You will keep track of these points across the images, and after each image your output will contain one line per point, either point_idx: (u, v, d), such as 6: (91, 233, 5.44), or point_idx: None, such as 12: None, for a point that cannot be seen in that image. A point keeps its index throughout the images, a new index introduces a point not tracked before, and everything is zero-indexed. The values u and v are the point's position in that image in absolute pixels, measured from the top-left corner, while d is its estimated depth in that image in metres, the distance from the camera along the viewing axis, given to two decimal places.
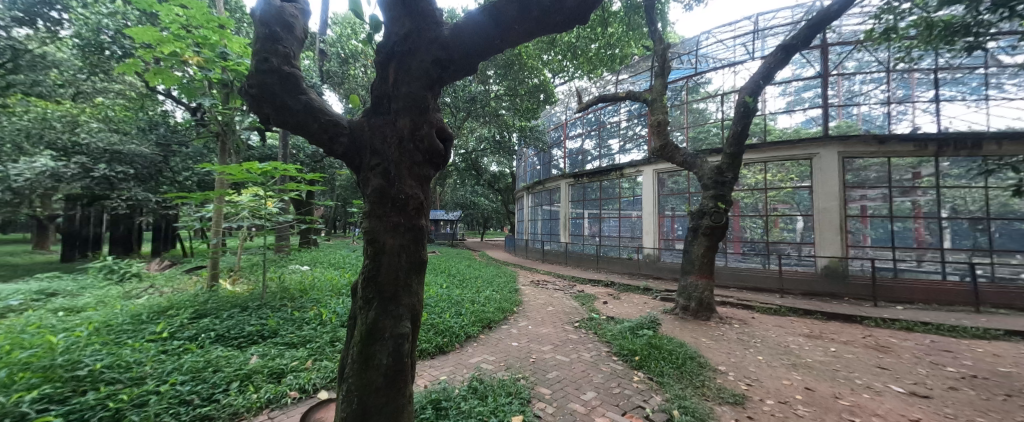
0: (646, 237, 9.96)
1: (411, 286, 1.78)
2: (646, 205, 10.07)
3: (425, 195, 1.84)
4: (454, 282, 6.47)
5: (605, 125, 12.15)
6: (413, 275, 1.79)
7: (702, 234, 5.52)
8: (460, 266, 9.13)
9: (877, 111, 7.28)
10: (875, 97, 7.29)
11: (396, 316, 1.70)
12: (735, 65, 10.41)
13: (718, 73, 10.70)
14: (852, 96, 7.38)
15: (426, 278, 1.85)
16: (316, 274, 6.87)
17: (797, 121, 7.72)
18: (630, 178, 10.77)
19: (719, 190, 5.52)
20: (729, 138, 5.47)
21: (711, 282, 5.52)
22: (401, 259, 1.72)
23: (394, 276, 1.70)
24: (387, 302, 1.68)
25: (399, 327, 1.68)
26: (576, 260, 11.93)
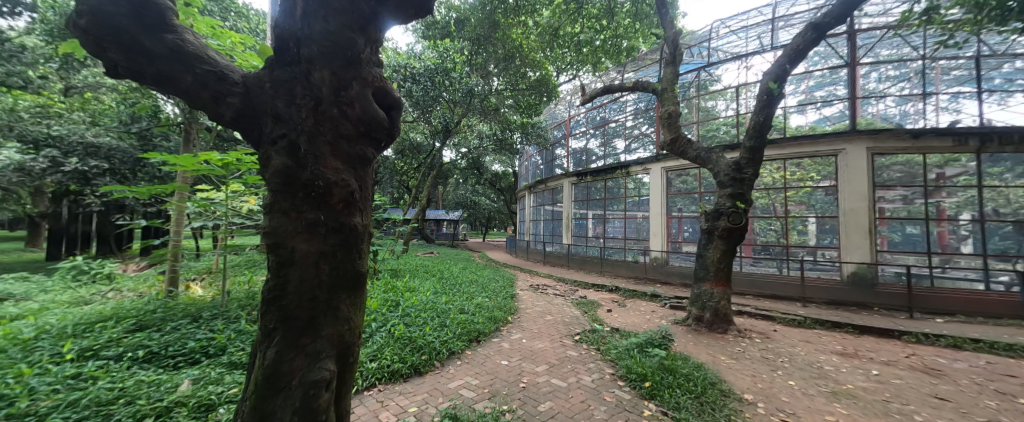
0: (652, 239, 9.37)
1: (339, 309, 1.28)
2: (653, 205, 9.47)
3: (361, 182, 1.33)
4: (445, 286, 5.94)
5: (610, 123, 11.58)
6: (340, 294, 1.28)
7: (717, 236, 4.96)
8: (455, 269, 8.61)
9: (893, 109, 6.63)
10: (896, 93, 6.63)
11: (311, 354, 1.20)
12: (748, 60, 9.75)
13: (729, 68, 10.06)
14: (869, 91, 6.75)
15: (362, 298, 1.35)
16: None
17: (810, 119, 7.18)
18: (636, 176, 10.18)
19: (736, 188, 4.98)
20: (748, 130, 4.95)
21: (728, 290, 4.96)
22: (320, 273, 1.21)
23: (309, 297, 1.20)
24: (296, 336, 1.18)
25: (314, 371, 1.19)
26: (578, 263, 11.36)
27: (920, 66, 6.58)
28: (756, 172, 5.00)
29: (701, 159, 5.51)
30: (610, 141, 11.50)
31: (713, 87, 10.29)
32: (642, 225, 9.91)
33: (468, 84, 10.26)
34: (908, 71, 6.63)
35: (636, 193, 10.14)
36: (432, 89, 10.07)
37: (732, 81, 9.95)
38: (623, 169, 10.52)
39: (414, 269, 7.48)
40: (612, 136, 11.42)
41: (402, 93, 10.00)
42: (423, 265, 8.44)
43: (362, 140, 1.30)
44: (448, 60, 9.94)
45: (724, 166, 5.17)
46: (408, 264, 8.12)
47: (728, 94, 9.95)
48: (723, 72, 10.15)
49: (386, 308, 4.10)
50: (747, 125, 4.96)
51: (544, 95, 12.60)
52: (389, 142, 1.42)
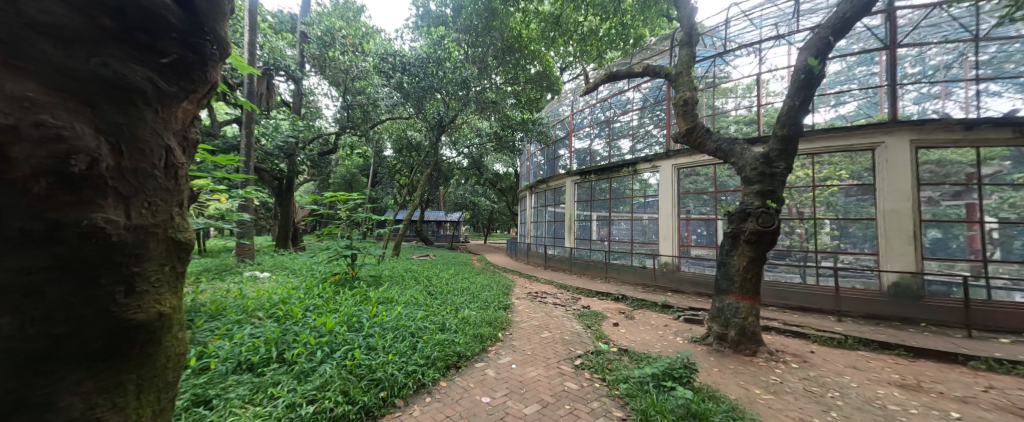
0: (661, 243, 8.62)
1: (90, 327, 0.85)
2: (663, 205, 8.69)
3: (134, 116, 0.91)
4: (429, 297, 5.21)
5: (615, 121, 10.90)
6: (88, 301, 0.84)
7: (743, 240, 4.22)
8: (446, 274, 7.88)
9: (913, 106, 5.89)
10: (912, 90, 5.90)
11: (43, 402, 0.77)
12: (764, 52, 8.92)
13: (743, 62, 9.24)
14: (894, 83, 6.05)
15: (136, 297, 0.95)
16: (266, 282, 5.74)
17: (827, 118, 6.53)
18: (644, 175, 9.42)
19: (766, 185, 4.26)
20: (780, 117, 4.20)
21: (756, 305, 4.22)
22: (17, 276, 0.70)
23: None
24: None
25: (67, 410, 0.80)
26: (581, 268, 10.62)
27: (947, 60, 5.83)
28: (789, 166, 4.27)
29: (723, 152, 4.77)
30: (615, 137, 10.77)
31: (725, 83, 9.46)
32: (650, 228, 9.14)
33: (463, 75, 9.62)
34: (931, 65, 5.91)
35: (645, 193, 9.37)
36: (424, 80, 9.42)
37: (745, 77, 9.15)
38: (630, 165, 9.75)
39: (399, 276, 6.78)
40: (618, 133, 10.70)
41: (392, 85, 9.34)
42: (412, 271, 7.74)
43: (122, 61, 0.89)
44: (441, 49, 9.31)
45: (752, 159, 4.43)
46: (395, 270, 7.42)
47: (742, 89, 9.16)
48: (735, 68, 9.36)
49: (348, 325, 3.42)
50: (778, 112, 4.24)
51: (545, 89, 11.90)
52: (184, 60, 1.05)
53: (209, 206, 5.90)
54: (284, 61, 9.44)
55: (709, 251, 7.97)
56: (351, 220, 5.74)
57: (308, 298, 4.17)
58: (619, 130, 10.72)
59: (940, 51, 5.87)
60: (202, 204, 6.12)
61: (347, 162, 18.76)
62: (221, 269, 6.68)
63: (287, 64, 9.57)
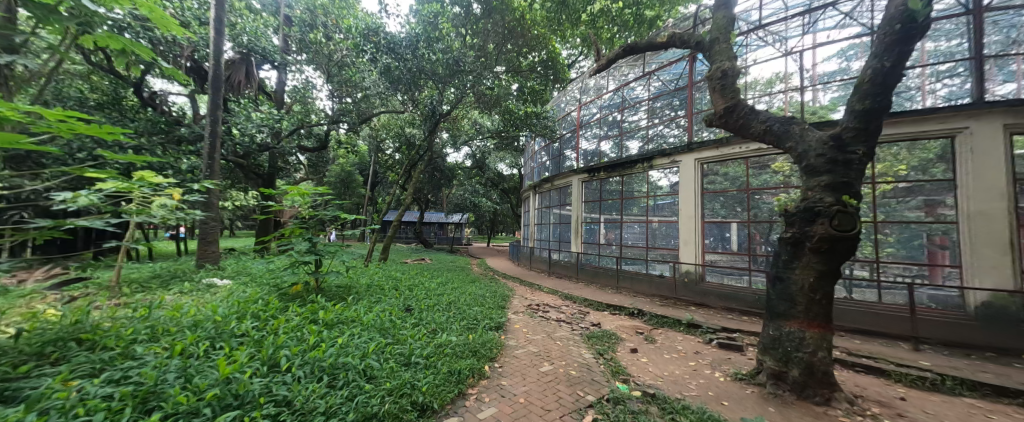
0: (682, 248, 7.52)
1: None
2: (683, 206, 7.57)
3: None
4: (400, 315, 4.21)
5: (627, 116, 9.86)
6: None
7: (810, 249, 3.17)
8: (435, 282, 6.84)
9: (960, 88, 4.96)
10: (944, 87, 5.05)
11: None
12: (789, 43, 7.48)
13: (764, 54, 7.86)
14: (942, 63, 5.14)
15: None
16: (216, 293, 4.83)
17: None
18: (658, 173, 8.36)
19: (839, 175, 3.23)
20: (861, 85, 3.18)
21: (828, 335, 3.15)
22: None
23: None
24: None
25: None
26: (589, 275, 9.56)
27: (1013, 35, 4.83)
28: (869, 151, 3.22)
29: (774, 135, 3.74)
30: (627, 133, 9.74)
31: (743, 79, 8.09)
32: (667, 231, 8.02)
33: (458, 59, 8.68)
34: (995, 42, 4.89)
35: (662, 192, 8.23)
36: (413, 65, 8.55)
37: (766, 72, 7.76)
38: (645, 160, 8.64)
39: (376, 285, 5.78)
40: (631, 129, 9.67)
41: (378, 68, 8.44)
42: (394, 278, 6.73)
43: None
44: (435, 29, 8.40)
45: (818, 141, 3.38)
46: (374, 278, 6.40)
47: (762, 84, 7.80)
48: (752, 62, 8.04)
49: (264, 367, 2.41)
50: (858, 78, 3.22)
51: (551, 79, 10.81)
52: None
53: (154, 202, 5.04)
54: (260, 44, 8.55)
55: (741, 259, 6.82)
56: (315, 220, 4.74)
57: (233, 319, 3.18)
58: (630, 126, 9.74)
59: (985, 38, 4.92)
60: (148, 200, 5.24)
61: (343, 159, 17.92)
62: (175, 276, 5.82)
63: (265, 48, 8.70)
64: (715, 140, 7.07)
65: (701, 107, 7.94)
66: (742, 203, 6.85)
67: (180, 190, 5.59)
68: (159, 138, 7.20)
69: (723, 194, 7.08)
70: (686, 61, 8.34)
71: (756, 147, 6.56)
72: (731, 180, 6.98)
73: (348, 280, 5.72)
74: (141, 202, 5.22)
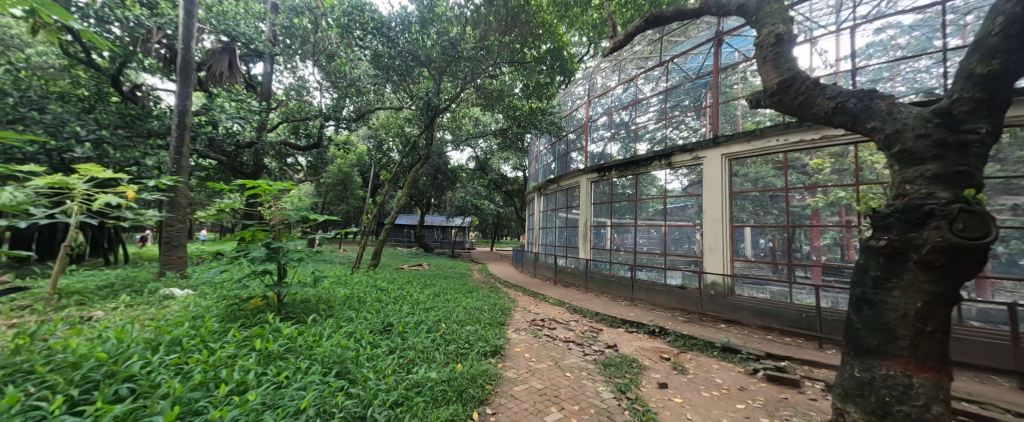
0: (707, 256, 6.60)
1: None
2: (707, 208, 6.65)
3: None
4: (373, 341, 3.43)
5: (640, 111, 9.05)
6: None
7: (916, 263, 2.30)
8: (425, 293, 6.00)
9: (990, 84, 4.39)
10: None
11: None
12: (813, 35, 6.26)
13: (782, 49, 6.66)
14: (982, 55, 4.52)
15: None
16: (161, 308, 4.09)
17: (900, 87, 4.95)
18: (664, 178, 7.76)
19: (954, 160, 2.36)
20: (987, 43, 2.34)
21: (946, 382, 2.26)
22: None
23: None
24: None
25: None
26: (599, 285, 8.68)
27: None
28: (995, 128, 2.35)
29: (848, 114, 2.90)
30: (640, 128, 8.93)
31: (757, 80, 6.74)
32: (689, 237, 7.08)
33: (456, 46, 7.95)
34: None
35: (681, 192, 7.32)
36: (407, 52, 7.93)
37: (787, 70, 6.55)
38: (662, 157, 7.71)
39: (354, 298, 4.97)
40: (644, 125, 8.86)
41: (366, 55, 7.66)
42: (380, 288, 5.93)
43: None
44: (430, 12, 7.64)
45: (916, 116, 2.53)
46: (354, 289, 5.59)
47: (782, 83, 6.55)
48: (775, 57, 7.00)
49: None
50: (980, 34, 2.41)
51: (557, 73, 9.95)
52: None
53: (97, 200, 4.36)
54: (240, 30, 7.89)
55: (778, 269, 5.87)
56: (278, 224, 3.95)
57: (137, 351, 2.40)
58: (642, 122, 8.97)
59: None
60: (93, 198, 4.55)
61: (340, 160, 17.34)
62: (131, 284, 5.15)
63: (248, 35, 8.04)
64: (745, 132, 6.11)
65: (729, 95, 7.08)
66: (779, 204, 5.92)
67: (134, 187, 4.90)
68: (127, 131, 6.57)
69: (755, 194, 6.14)
70: (711, 45, 7.51)
71: (796, 140, 5.60)
72: (765, 178, 6.05)
73: (320, 293, 4.93)
74: (85, 201, 4.55)
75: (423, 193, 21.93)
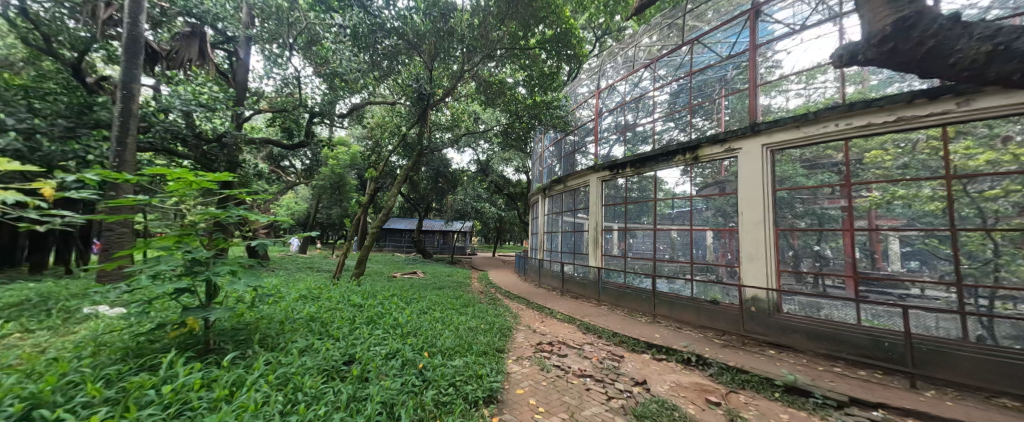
0: (745, 266, 5.54)
1: None
2: (745, 209, 5.60)
3: None
4: (317, 390, 2.48)
5: (660, 98, 8.16)
6: None
7: None
8: (408, 310, 5.01)
9: None
10: None
11: None
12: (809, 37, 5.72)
13: (799, 43, 5.82)
14: None
15: None
16: (53, 340, 3.14)
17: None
18: (673, 183, 7.02)
19: None
20: None
21: None
22: None
23: None
24: None
25: None
26: (613, 297, 7.64)
27: None
28: None
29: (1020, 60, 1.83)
30: (661, 116, 8.04)
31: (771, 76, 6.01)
32: (722, 243, 6.03)
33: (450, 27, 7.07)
34: None
35: (705, 192, 6.35)
36: (392, 30, 7.21)
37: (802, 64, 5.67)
38: (686, 151, 6.65)
39: (316, 320, 4.00)
40: (666, 113, 7.95)
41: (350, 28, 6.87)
42: (354, 304, 4.94)
43: None
44: None
45: None
46: (322, 306, 4.62)
47: (799, 78, 5.63)
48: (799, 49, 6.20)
49: None
50: None
51: (563, 61, 9.03)
52: None
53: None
54: (204, 7, 7.02)
55: (839, 281, 4.77)
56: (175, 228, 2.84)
57: None
58: (661, 111, 8.09)
59: None
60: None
61: (335, 161, 16.55)
62: (53, 300, 4.28)
63: (219, 16, 7.26)
64: (792, 117, 5.03)
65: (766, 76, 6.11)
66: (837, 203, 4.85)
67: (52, 183, 4.01)
68: (69, 120, 5.72)
69: (806, 190, 5.05)
70: (746, 18, 6.53)
71: (861, 123, 4.49)
72: (818, 170, 4.96)
73: (274, 315, 3.96)
74: None
75: (423, 196, 21.08)
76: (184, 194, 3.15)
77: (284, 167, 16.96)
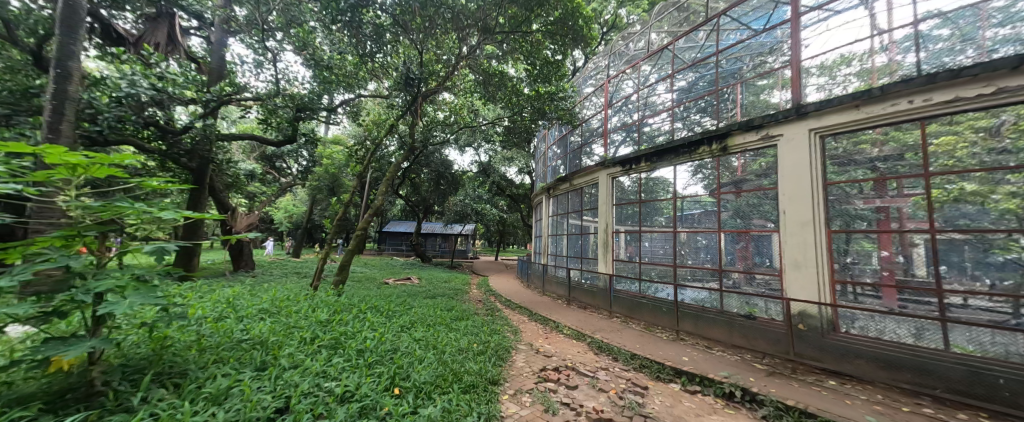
0: (789, 275, 4.62)
1: None
2: (788, 207, 4.70)
3: None
4: None
5: (680, 84, 7.23)
6: None
7: None
8: (385, 327, 4.19)
9: None
10: None
11: None
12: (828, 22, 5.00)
13: (822, 31, 5.06)
14: None
15: None
16: None
17: None
18: (682, 185, 6.35)
19: None
20: None
21: None
22: None
23: None
24: None
25: None
26: (626, 307, 6.75)
27: None
28: None
29: None
30: (681, 103, 7.09)
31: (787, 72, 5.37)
32: (759, 247, 5.12)
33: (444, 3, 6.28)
34: None
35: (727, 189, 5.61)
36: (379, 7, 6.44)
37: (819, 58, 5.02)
38: (712, 140, 5.77)
39: (262, 345, 3.20)
40: (686, 100, 7.01)
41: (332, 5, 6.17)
42: (319, 319, 4.13)
43: None
44: None
45: None
46: (278, 323, 3.81)
47: (841, 56, 4.80)
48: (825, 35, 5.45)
49: None
50: None
51: (568, 47, 8.25)
52: None
53: None
54: None
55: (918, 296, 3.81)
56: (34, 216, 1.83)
57: None
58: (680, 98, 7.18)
59: None
60: None
61: (330, 160, 15.83)
62: None
63: None
64: (848, 94, 4.15)
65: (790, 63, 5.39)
66: (896, 200, 4.00)
67: None
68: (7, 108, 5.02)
69: (866, 183, 4.16)
70: None
71: (943, 98, 3.58)
72: (871, 162, 4.12)
73: (207, 337, 3.14)
74: None
75: (423, 199, 20.38)
76: (55, 184, 2.31)
77: (280, 168, 16.39)
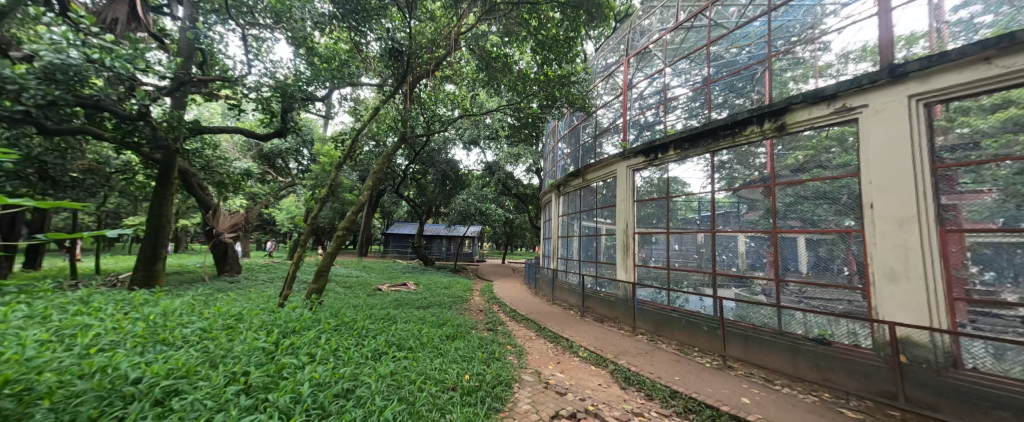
0: (883, 288, 3.49)
1: None
2: (875, 199, 3.59)
3: None
4: None
5: (719, 54, 5.95)
6: None
7: None
8: (348, 355, 3.21)
9: None
10: None
11: None
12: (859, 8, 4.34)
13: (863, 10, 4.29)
14: None
15: None
16: None
17: None
18: (699, 186, 5.60)
19: None
20: None
21: None
22: None
23: None
24: None
25: None
26: (653, 322, 5.66)
27: None
28: None
29: None
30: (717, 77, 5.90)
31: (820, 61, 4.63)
32: (831, 252, 3.99)
33: None
34: None
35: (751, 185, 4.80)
36: None
37: (853, 46, 4.32)
38: (763, 119, 4.65)
39: (157, 392, 2.23)
40: (730, 72, 5.71)
41: None
42: (264, 344, 3.18)
43: None
44: None
45: None
46: (208, 352, 2.89)
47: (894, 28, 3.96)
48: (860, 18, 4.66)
49: None
50: None
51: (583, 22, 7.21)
52: None
53: None
54: None
55: None
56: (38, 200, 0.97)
57: None
58: (722, 71, 5.87)
59: None
60: None
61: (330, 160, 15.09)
62: None
63: None
64: (976, 43, 3.01)
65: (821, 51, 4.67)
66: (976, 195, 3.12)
67: None
68: None
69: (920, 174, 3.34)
70: None
71: None
72: (935, 152, 3.28)
73: (72, 377, 2.18)
74: None
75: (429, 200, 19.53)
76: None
77: (280, 167, 15.73)
